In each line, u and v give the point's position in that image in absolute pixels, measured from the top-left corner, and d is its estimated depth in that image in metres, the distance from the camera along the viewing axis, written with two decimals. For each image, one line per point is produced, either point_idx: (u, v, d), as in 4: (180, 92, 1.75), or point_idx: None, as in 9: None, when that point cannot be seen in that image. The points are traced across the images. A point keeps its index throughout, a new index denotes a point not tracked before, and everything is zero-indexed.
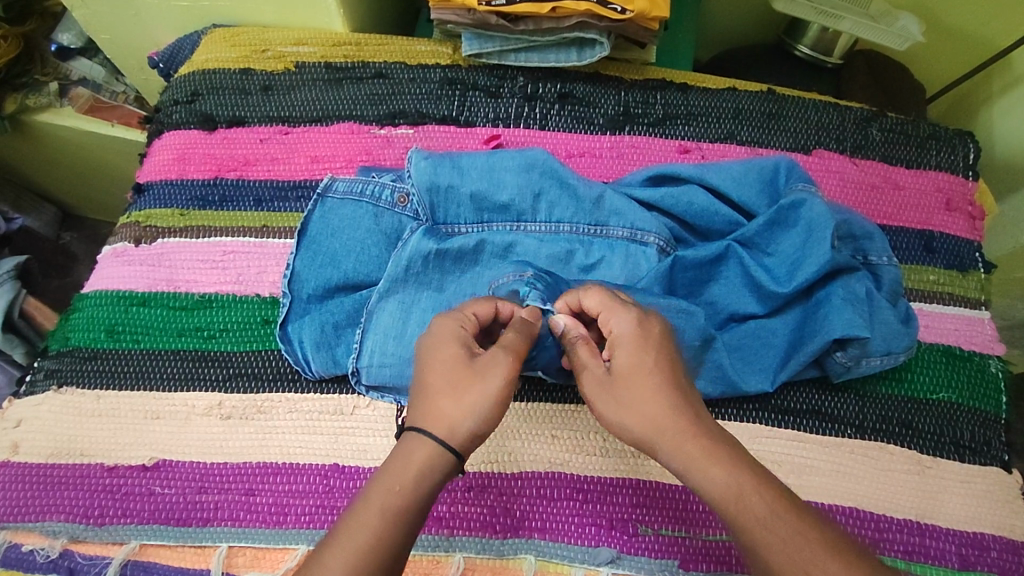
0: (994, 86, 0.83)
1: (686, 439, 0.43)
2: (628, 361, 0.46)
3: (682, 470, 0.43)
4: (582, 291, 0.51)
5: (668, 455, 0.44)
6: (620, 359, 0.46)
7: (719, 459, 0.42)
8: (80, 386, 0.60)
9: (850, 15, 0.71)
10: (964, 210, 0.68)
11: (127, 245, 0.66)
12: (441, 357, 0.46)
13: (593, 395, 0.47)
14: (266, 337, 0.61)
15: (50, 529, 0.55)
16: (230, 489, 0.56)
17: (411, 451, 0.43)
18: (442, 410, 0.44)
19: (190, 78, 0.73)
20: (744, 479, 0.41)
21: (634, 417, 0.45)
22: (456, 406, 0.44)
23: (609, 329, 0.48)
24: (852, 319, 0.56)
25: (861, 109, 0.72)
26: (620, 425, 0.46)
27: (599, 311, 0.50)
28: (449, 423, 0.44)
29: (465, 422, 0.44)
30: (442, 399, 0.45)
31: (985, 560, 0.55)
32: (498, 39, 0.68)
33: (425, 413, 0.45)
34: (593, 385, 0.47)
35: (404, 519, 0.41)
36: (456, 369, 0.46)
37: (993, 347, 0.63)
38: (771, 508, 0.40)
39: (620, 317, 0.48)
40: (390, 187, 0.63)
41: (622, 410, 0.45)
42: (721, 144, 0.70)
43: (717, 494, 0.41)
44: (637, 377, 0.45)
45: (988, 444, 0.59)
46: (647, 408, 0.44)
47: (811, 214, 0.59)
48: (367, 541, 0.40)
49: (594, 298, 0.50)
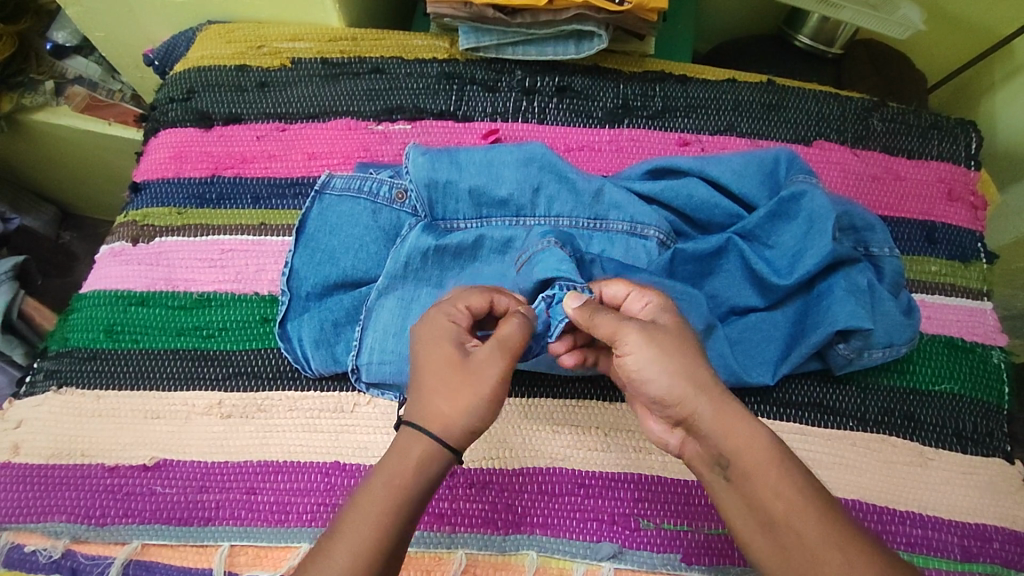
0: (997, 75, 0.83)
1: (727, 403, 0.44)
2: (672, 322, 0.47)
3: (718, 435, 0.43)
4: (604, 282, 0.51)
5: (706, 416, 0.44)
6: (664, 319, 0.47)
7: (758, 430, 0.43)
8: (80, 386, 0.60)
9: (850, 5, 0.69)
10: (966, 200, 0.68)
11: (125, 245, 0.66)
12: (434, 359, 0.46)
13: (636, 345, 0.45)
14: (265, 336, 0.61)
15: (51, 529, 0.55)
16: (232, 487, 0.56)
17: (410, 449, 0.44)
18: (437, 409, 0.44)
19: (186, 75, 0.73)
20: (779, 450, 0.43)
21: (674, 377, 0.44)
22: (450, 409, 0.44)
23: (643, 304, 0.49)
24: (854, 311, 0.56)
25: (861, 99, 0.71)
26: (656, 381, 0.45)
27: (626, 296, 0.50)
28: (442, 419, 0.44)
29: (467, 426, 0.44)
30: (437, 404, 0.45)
31: (988, 551, 0.55)
32: (495, 33, 0.67)
33: (423, 416, 0.44)
34: (637, 339, 0.45)
35: (404, 514, 0.42)
36: (454, 371, 0.45)
37: (996, 338, 0.62)
38: (800, 483, 0.42)
39: (655, 295, 0.49)
40: (389, 183, 0.62)
41: (669, 365, 0.44)
42: (721, 136, 0.69)
43: (752, 465, 0.42)
44: (682, 337, 0.46)
45: (991, 435, 0.59)
46: (693, 369, 0.44)
47: (813, 206, 0.58)
48: (368, 538, 0.41)
49: (619, 285, 0.50)
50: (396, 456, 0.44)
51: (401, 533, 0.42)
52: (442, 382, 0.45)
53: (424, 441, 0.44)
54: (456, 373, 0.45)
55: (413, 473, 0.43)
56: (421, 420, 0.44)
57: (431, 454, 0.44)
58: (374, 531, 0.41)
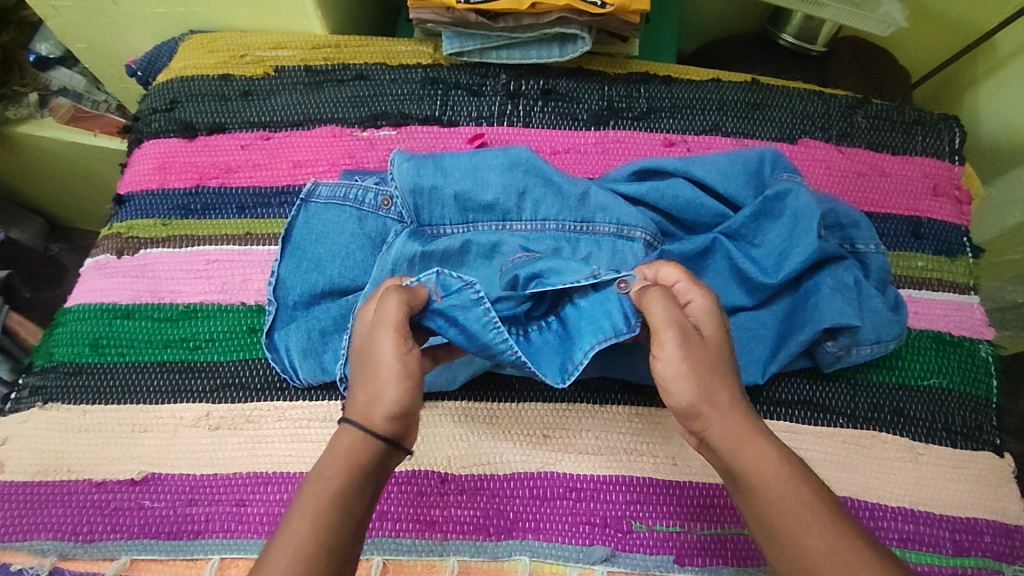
0: (979, 70, 0.83)
1: (737, 422, 0.44)
2: (716, 332, 0.46)
3: (726, 452, 0.43)
4: (662, 264, 0.51)
5: (715, 434, 0.44)
6: (705, 328, 0.46)
7: (765, 453, 0.43)
8: (65, 402, 0.60)
9: (832, 3, 0.69)
10: (951, 195, 0.68)
11: (109, 257, 0.65)
12: (360, 351, 0.47)
13: (673, 353, 0.44)
14: (252, 346, 0.61)
15: (37, 548, 0.55)
16: (220, 500, 0.55)
17: (344, 442, 0.43)
18: (358, 401, 0.44)
19: (168, 85, 0.72)
20: (784, 466, 0.43)
21: (699, 386, 0.44)
22: (368, 398, 0.44)
23: (685, 301, 0.48)
24: (841, 308, 0.56)
25: (846, 97, 0.72)
26: (683, 392, 0.44)
27: (676, 283, 0.49)
28: (366, 410, 0.44)
29: (384, 411, 0.44)
30: (360, 393, 0.45)
31: (979, 545, 0.55)
32: (478, 37, 0.67)
33: (354, 408, 0.44)
34: (676, 345, 0.44)
35: (349, 509, 0.41)
36: (366, 362, 0.45)
37: (983, 331, 0.62)
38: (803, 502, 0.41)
39: (701, 292, 0.48)
40: (374, 190, 0.62)
41: (700, 377, 0.44)
42: (707, 136, 0.69)
43: (756, 481, 0.42)
44: (717, 351, 0.45)
45: (980, 428, 0.59)
46: (713, 386, 0.44)
47: (798, 204, 0.59)
48: (314, 539, 0.39)
49: (674, 271, 0.50)
50: (331, 454, 0.43)
51: (347, 538, 0.41)
52: (359, 377, 0.45)
53: (350, 432, 0.44)
54: (363, 364, 0.45)
55: (352, 461, 0.43)
56: (349, 416, 0.44)
57: (361, 441, 0.43)
58: (317, 529, 0.40)
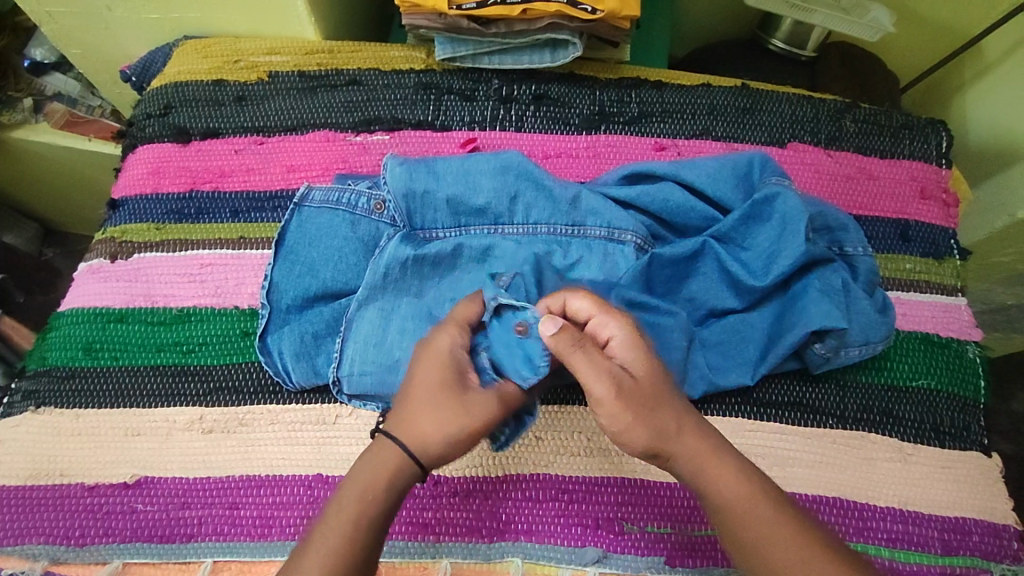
0: (967, 74, 0.84)
1: (699, 445, 0.45)
2: (645, 369, 0.45)
3: (691, 475, 0.45)
4: (568, 293, 0.48)
5: (679, 461, 0.45)
6: (635, 367, 0.45)
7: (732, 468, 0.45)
8: (59, 406, 0.60)
9: (820, 9, 0.70)
10: (938, 198, 0.68)
11: (103, 261, 0.66)
12: (429, 378, 0.47)
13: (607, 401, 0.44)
14: (245, 349, 0.61)
15: (29, 552, 0.55)
16: (213, 504, 0.55)
17: (388, 459, 0.45)
18: (418, 425, 0.46)
19: (162, 90, 0.73)
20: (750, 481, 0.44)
21: (644, 425, 0.44)
22: (428, 429, 0.46)
23: (605, 335, 0.46)
24: (829, 311, 0.57)
25: (835, 101, 0.72)
26: (631, 434, 0.44)
27: (591, 315, 0.47)
28: (420, 437, 0.46)
29: (440, 448, 0.46)
30: (421, 419, 0.46)
31: (967, 544, 0.56)
32: (470, 43, 0.68)
33: (404, 429, 0.46)
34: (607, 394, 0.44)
35: (379, 528, 0.44)
36: (449, 396, 0.46)
37: (970, 332, 0.63)
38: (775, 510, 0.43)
39: (619, 322, 0.46)
40: (367, 195, 0.63)
41: (641, 418, 0.44)
42: (697, 140, 0.70)
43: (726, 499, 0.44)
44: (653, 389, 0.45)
45: (967, 429, 0.60)
46: (662, 420, 0.44)
47: (786, 207, 0.59)
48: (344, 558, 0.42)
49: (585, 301, 0.47)
50: (369, 469, 0.45)
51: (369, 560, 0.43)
52: (429, 403, 0.46)
53: (395, 453, 0.45)
54: (447, 393, 0.46)
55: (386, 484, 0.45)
56: (399, 434, 0.46)
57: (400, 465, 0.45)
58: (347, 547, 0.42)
